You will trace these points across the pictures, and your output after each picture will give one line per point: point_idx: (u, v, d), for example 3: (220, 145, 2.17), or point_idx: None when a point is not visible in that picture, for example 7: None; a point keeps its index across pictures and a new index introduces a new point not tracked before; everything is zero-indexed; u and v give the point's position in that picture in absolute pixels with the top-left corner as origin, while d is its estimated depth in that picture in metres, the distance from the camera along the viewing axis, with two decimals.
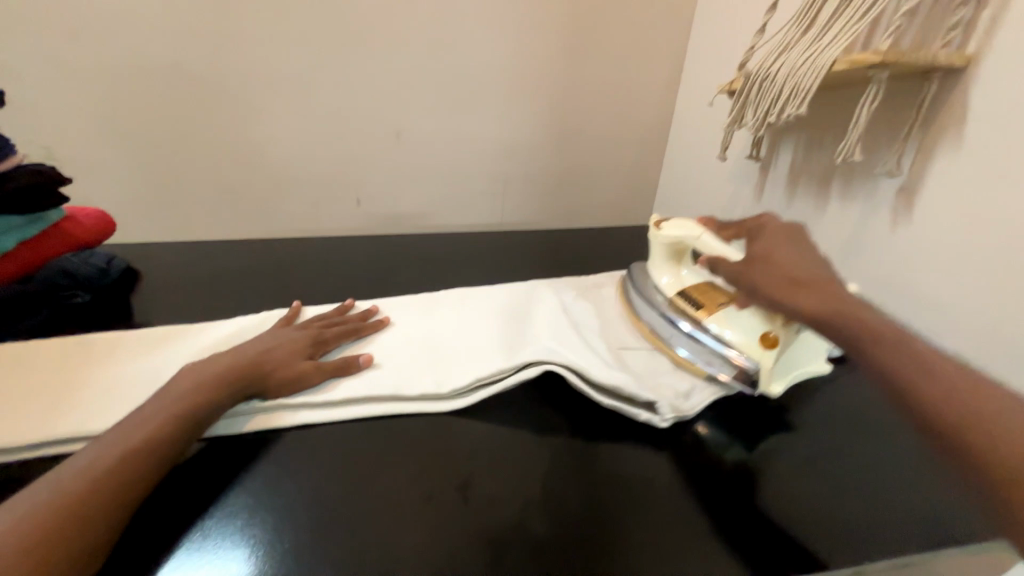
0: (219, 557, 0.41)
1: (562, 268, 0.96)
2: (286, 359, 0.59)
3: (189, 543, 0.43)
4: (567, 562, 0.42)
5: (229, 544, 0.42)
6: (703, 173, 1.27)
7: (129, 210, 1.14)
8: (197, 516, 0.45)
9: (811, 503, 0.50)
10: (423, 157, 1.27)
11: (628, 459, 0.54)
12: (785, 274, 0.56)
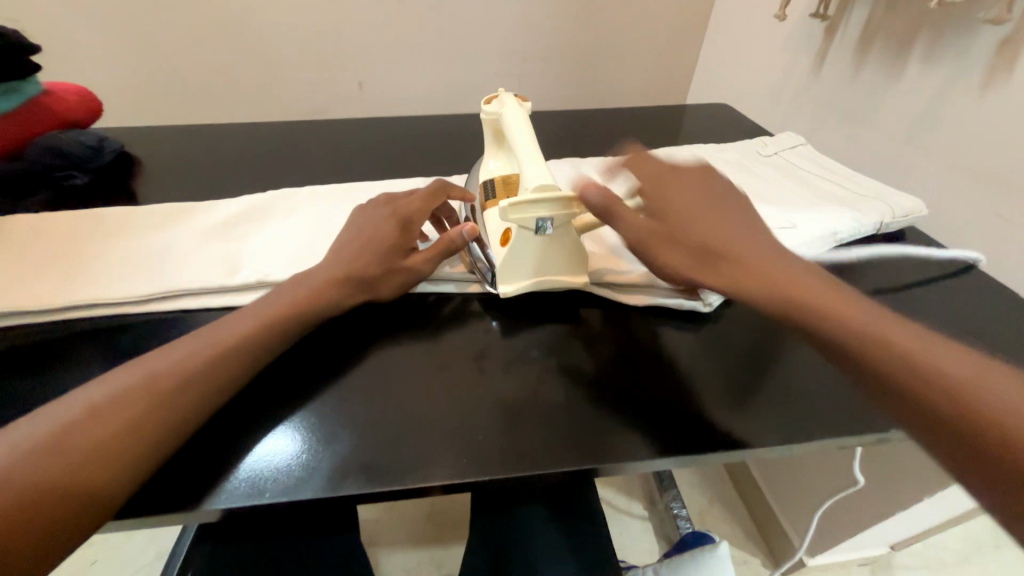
0: (251, 425, 0.41)
1: (592, 145, 0.89)
2: (381, 253, 0.51)
3: (246, 412, 0.42)
4: (585, 431, 0.42)
5: (275, 416, 0.42)
6: (756, 42, 1.12)
7: (124, 90, 1.08)
8: (250, 388, 0.44)
9: (829, 378, 0.49)
10: (429, 28, 1.15)
11: (647, 334, 0.52)
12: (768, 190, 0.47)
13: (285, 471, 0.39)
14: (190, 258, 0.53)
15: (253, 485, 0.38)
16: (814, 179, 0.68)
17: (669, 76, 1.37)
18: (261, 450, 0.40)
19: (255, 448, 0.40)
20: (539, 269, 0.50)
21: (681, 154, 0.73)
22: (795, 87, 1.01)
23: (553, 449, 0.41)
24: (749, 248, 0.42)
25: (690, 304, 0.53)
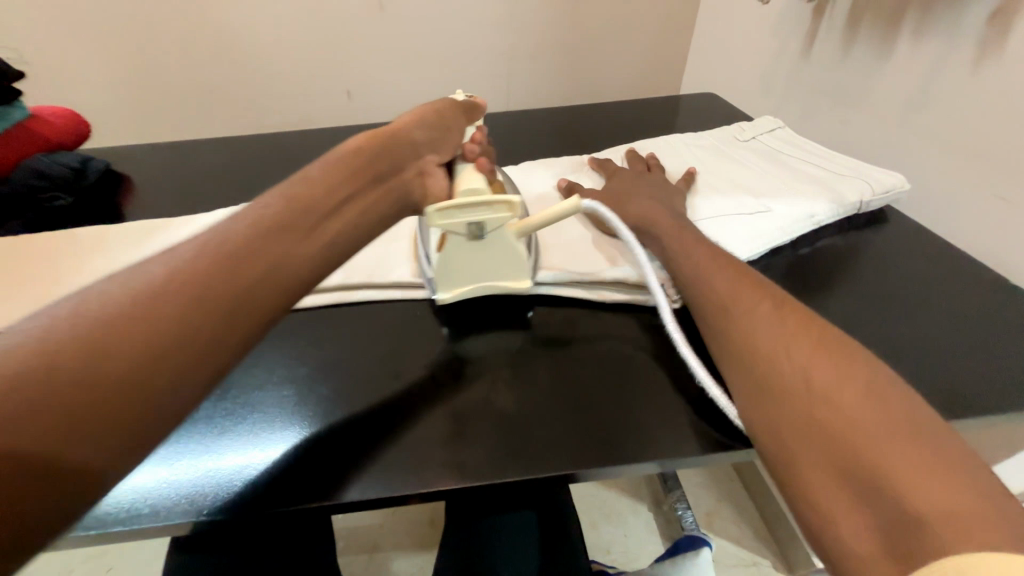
0: (208, 436, 0.41)
1: (574, 143, 0.88)
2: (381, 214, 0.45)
3: (191, 428, 0.42)
4: (541, 437, 0.41)
5: (215, 432, 0.42)
6: (745, 29, 1.09)
7: (116, 112, 1.11)
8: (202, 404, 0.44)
9: None
10: (412, 33, 1.16)
11: (614, 336, 0.50)
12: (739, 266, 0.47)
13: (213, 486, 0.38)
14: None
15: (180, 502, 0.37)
16: (796, 162, 0.65)
17: (660, 69, 1.35)
18: (167, 476, 0.39)
19: (171, 473, 0.39)
20: (479, 274, 0.50)
21: (657, 146, 0.71)
22: (785, 73, 0.98)
23: (493, 460, 0.40)
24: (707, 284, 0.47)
25: (658, 300, 0.53)
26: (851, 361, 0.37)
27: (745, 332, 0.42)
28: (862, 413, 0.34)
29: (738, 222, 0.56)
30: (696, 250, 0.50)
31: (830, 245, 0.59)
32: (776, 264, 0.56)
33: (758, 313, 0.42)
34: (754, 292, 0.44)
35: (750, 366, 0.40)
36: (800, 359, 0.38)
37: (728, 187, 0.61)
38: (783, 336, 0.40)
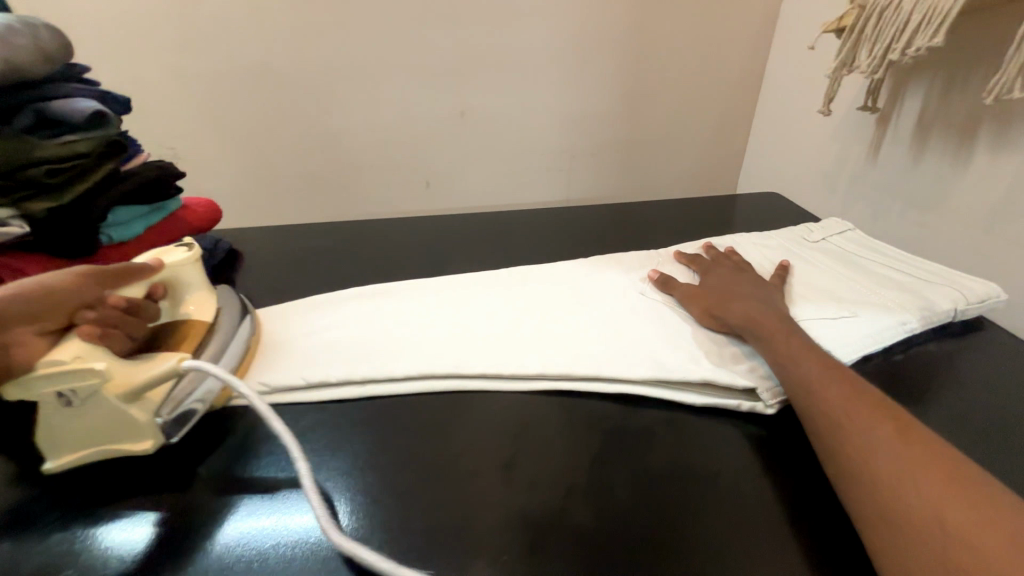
0: (276, 522, 0.41)
1: (636, 236, 0.91)
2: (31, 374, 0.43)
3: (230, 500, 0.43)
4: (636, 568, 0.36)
5: (253, 506, 0.42)
6: (805, 133, 1.13)
7: (234, 198, 1.30)
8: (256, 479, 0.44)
9: None
10: (489, 136, 1.31)
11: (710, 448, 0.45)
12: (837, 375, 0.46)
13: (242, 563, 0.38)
14: (261, 362, 0.56)
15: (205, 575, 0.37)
16: (875, 266, 0.63)
17: (716, 165, 1.41)
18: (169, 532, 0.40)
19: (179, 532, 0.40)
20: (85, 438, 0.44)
21: (723, 246, 0.72)
22: (850, 174, 0.99)
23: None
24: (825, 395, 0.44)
25: (750, 405, 0.48)
26: (905, 428, 0.40)
27: (802, 398, 0.45)
28: (904, 469, 0.37)
29: (824, 328, 0.53)
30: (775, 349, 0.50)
31: (932, 351, 0.55)
32: (870, 370, 0.52)
33: (819, 380, 0.45)
34: (817, 366, 0.47)
35: (812, 428, 0.43)
36: (856, 421, 0.41)
37: (804, 290, 0.59)
38: (837, 401, 0.43)
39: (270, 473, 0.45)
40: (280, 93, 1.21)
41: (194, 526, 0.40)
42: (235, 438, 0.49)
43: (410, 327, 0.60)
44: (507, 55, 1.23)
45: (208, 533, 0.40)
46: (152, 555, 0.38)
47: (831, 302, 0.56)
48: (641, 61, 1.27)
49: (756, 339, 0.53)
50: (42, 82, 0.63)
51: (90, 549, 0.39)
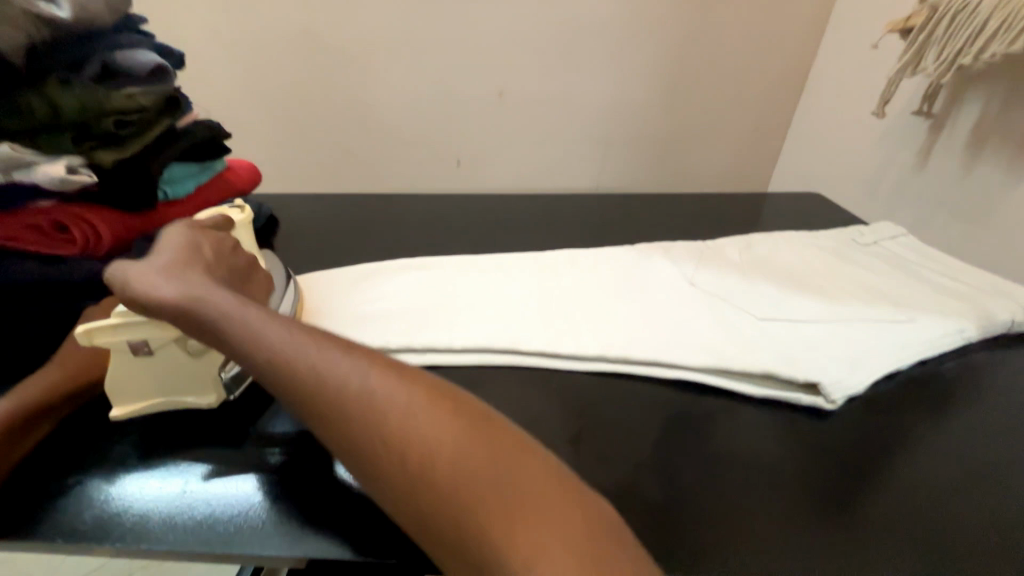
0: (303, 484, 0.42)
1: (677, 227, 0.90)
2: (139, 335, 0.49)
3: (263, 458, 0.44)
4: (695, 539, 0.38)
5: (285, 465, 0.43)
6: (849, 135, 1.12)
7: (265, 163, 1.30)
8: (294, 440, 0.45)
9: (981, 506, 0.41)
10: (526, 116, 1.29)
11: (758, 436, 0.46)
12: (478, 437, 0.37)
13: (271, 521, 0.39)
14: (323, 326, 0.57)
15: (234, 529, 0.39)
16: (927, 273, 0.63)
17: (751, 162, 1.39)
18: (193, 486, 0.42)
19: (205, 488, 0.41)
20: (151, 386, 0.45)
21: (773, 243, 0.72)
22: (894, 181, 0.98)
23: None
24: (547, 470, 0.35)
25: (813, 398, 0.49)
26: (566, 505, 0.33)
27: (475, 468, 0.34)
28: (562, 572, 0.30)
29: (880, 330, 0.54)
30: (407, 396, 0.37)
31: (981, 360, 0.56)
32: (920, 375, 0.53)
33: (463, 452, 0.35)
34: (443, 427, 0.36)
35: (449, 510, 0.33)
36: (496, 500, 0.33)
37: (859, 292, 0.60)
38: (486, 468, 0.34)
39: None
40: (320, 59, 1.19)
41: (265, 478, 0.42)
42: None
43: (465, 301, 0.61)
44: (552, 34, 1.21)
45: (240, 488, 0.41)
46: (177, 507, 0.40)
47: (887, 305, 0.57)
48: (687, 50, 1.24)
49: (813, 335, 0.53)
50: (109, 31, 0.62)
51: (173, 492, 0.41)
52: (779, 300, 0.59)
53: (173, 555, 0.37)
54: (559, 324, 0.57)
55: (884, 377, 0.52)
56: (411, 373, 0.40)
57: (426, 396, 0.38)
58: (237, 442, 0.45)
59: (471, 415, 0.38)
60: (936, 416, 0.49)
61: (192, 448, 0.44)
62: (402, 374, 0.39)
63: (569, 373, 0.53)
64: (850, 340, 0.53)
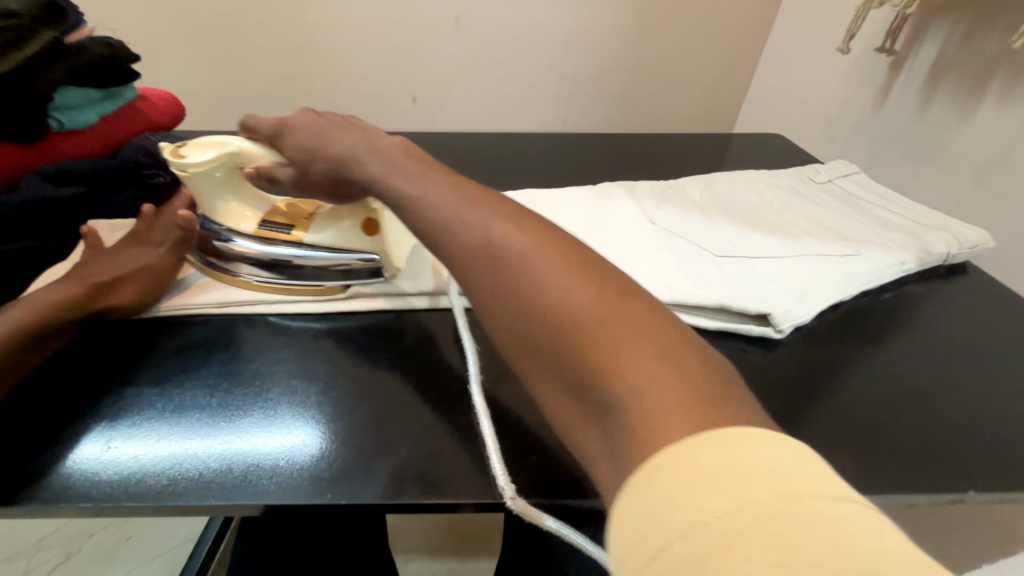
0: (258, 432, 0.39)
1: (642, 167, 0.88)
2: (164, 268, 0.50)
3: (212, 411, 0.40)
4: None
5: (237, 416, 0.40)
6: (814, 73, 1.10)
7: (193, 96, 1.15)
8: (246, 390, 0.42)
9: (909, 420, 0.44)
10: (486, 48, 1.19)
11: None
12: (606, 291, 0.29)
13: (225, 470, 0.36)
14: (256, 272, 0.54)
15: (182, 482, 0.35)
16: (875, 208, 0.65)
17: (717, 103, 1.36)
18: (132, 443, 0.38)
19: (146, 444, 0.38)
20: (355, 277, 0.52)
21: (735, 181, 0.71)
22: (853, 121, 0.99)
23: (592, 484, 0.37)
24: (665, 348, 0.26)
25: (762, 329, 0.50)
26: (672, 345, 0.26)
27: (572, 300, 0.29)
28: (674, 403, 0.23)
29: (830, 262, 0.55)
30: (520, 236, 0.33)
31: (917, 288, 0.59)
32: (861, 305, 0.56)
33: (567, 286, 0.29)
34: (558, 270, 0.30)
35: (550, 342, 0.29)
36: (599, 330, 0.27)
37: (812, 228, 0.61)
38: (587, 296, 0.29)
39: (269, 378, 0.43)
40: None
41: (189, 428, 0.39)
42: (229, 346, 0.46)
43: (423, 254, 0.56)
44: None
45: (187, 441, 0.38)
46: (114, 467, 0.36)
47: (838, 239, 0.58)
48: None
49: (768, 270, 0.54)
50: None
51: (85, 447, 0.38)
52: (736, 237, 0.59)
53: (87, 510, 0.34)
54: None
55: (828, 308, 0.55)
56: (519, 218, 0.34)
57: (534, 234, 0.33)
58: (158, 396, 0.41)
59: (580, 252, 0.31)
60: (875, 341, 0.52)
61: (109, 403, 0.41)
62: (515, 215, 0.34)
63: None
64: (801, 274, 0.54)
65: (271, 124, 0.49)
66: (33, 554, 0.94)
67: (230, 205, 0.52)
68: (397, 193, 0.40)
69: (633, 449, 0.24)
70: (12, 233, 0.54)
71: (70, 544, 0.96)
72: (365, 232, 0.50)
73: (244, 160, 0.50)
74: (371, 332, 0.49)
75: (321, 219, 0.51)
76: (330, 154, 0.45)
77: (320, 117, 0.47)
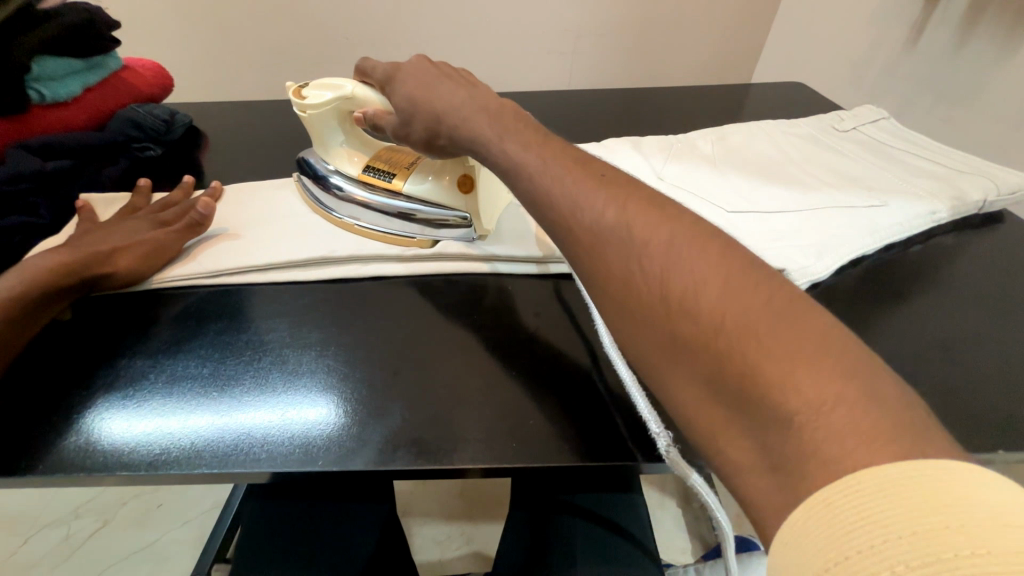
0: (252, 401, 0.38)
1: (652, 121, 0.83)
2: (160, 241, 0.49)
3: (204, 381, 0.40)
4: (644, 430, 0.37)
5: (230, 386, 0.39)
6: (840, 13, 1.01)
7: (186, 68, 1.11)
8: (238, 360, 0.42)
9: (937, 378, 0.41)
10: (484, 0, 1.12)
11: None
12: (752, 284, 0.26)
13: (219, 438, 0.36)
14: (245, 238, 0.53)
15: (177, 451, 0.35)
16: (905, 154, 0.60)
17: (734, 54, 1.27)
18: (128, 413, 0.38)
19: (142, 415, 0.37)
20: (438, 233, 0.53)
21: (750, 131, 0.67)
22: (882, 64, 0.92)
23: (590, 446, 0.36)
24: (830, 348, 0.23)
25: None
26: (804, 315, 0.24)
27: (680, 274, 0.27)
28: (822, 379, 0.22)
29: (853, 214, 0.51)
30: (617, 206, 0.31)
31: (946, 240, 0.55)
32: (886, 259, 0.52)
33: (673, 260, 0.28)
34: (682, 257, 0.27)
35: (659, 319, 0.27)
36: (714, 304, 0.25)
37: (834, 178, 0.56)
38: (694, 268, 0.27)
39: (262, 347, 0.43)
40: None
41: (182, 398, 0.38)
42: (222, 316, 0.46)
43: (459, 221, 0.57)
44: None
45: (181, 411, 0.38)
46: (110, 437, 0.36)
47: (863, 189, 0.54)
48: None
49: (786, 225, 0.50)
50: None
51: (81, 418, 0.38)
52: (749, 191, 0.55)
53: (83, 479, 0.34)
54: (512, 234, 0.54)
55: (849, 263, 0.51)
56: (631, 197, 0.31)
57: (629, 207, 0.31)
58: (152, 367, 0.41)
59: (702, 236, 0.28)
60: (900, 296, 0.49)
61: (103, 375, 0.41)
62: (603, 183, 0.33)
63: (522, 278, 0.51)
64: (820, 226, 0.50)
65: (387, 70, 0.49)
66: (73, 521, 0.99)
67: (344, 148, 0.56)
68: (508, 160, 0.37)
69: (803, 461, 0.21)
70: (5, 210, 0.53)
71: (106, 511, 1.01)
72: (461, 189, 0.52)
73: (357, 104, 0.52)
74: (367, 298, 0.48)
75: (420, 170, 0.53)
76: (439, 111, 0.43)
77: (434, 68, 0.46)
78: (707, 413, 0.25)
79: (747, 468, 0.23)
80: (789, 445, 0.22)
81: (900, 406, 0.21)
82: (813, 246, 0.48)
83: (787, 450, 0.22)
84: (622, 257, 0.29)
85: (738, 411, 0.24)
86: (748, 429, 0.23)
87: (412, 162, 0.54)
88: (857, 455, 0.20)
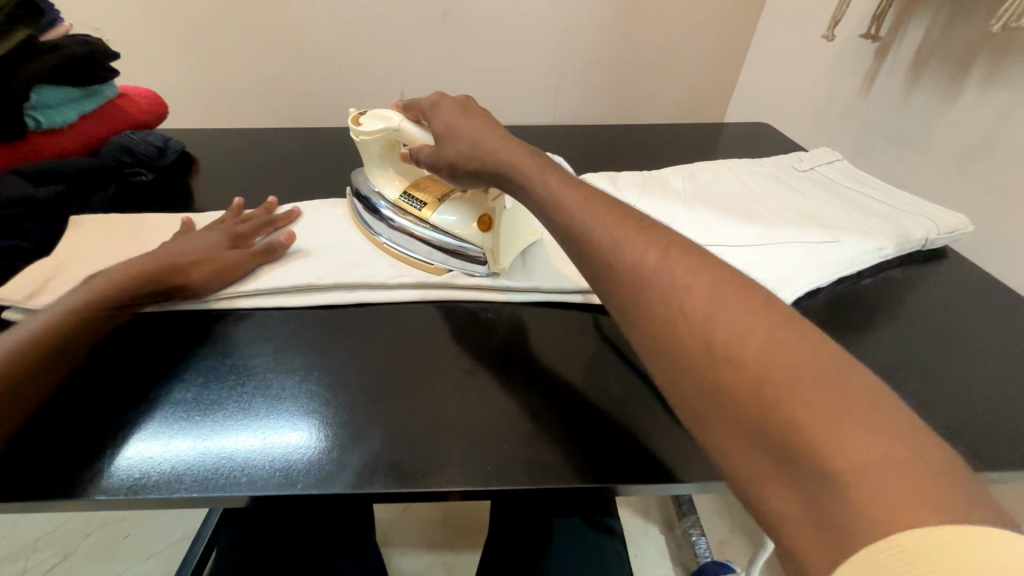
0: (232, 425, 0.39)
1: (629, 157, 0.88)
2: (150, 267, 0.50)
3: (184, 405, 0.41)
4: (628, 452, 0.39)
5: (211, 409, 0.40)
6: (801, 62, 1.10)
7: (180, 95, 1.14)
8: (219, 384, 0.42)
9: None
10: (472, 41, 1.18)
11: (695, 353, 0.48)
12: (794, 338, 0.28)
13: (198, 461, 0.37)
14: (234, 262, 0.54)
15: (154, 474, 0.36)
16: (857, 194, 0.65)
17: (708, 94, 1.36)
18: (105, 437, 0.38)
19: (121, 439, 0.38)
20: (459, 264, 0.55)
21: (718, 169, 0.71)
22: (840, 109, 0.99)
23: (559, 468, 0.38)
24: (869, 406, 0.24)
25: None
26: (844, 367, 0.26)
27: (722, 323, 0.29)
28: (870, 437, 0.23)
29: (809, 249, 0.55)
30: (659, 249, 0.34)
31: (896, 275, 0.59)
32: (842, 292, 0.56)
33: (710, 306, 0.30)
34: (723, 308, 0.30)
35: (690, 356, 0.30)
36: (758, 356, 0.27)
37: (793, 215, 0.61)
38: (739, 317, 0.29)
39: (244, 372, 0.44)
40: None
41: (160, 422, 0.39)
42: (206, 340, 0.47)
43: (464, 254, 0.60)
44: None
45: (160, 434, 0.38)
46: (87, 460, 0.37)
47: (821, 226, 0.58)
48: None
49: (748, 258, 0.54)
50: None
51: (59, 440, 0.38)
52: (717, 225, 0.59)
53: (58, 502, 0.35)
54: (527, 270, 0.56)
55: (807, 294, 0.55)
56: None
57: (671, 250, 0.34)
58: (132, 391, 0.42)
59: (744, 290, 0.31)
60: (857, 326, 0.52)
61: (82, 397, 0.41)
62: (625, 226, 0.36)
63: (523, 308, 0.53)
64: (780, 260, 0.54)
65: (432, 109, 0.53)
66: (32, 553, 0.95)
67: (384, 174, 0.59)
68: None
69: (848, 510, 0.22)
70: None
71: (69, 542, 0.97)
72: (481, 227, 0.53)
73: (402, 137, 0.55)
74: (353, 324, 0.50)
75: (450, 204, 0.55)
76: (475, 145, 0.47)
77: (475, 113, 0.50)
78: (749, 454, 0.27)
79: (773, 492, 0.26)
80: (837, 496, 0.23)
81: (927, 459, 0.23)
82: (773, 279, 0.52)
83: (833, 497, 0.23)
84: (666, 299, 0.32)
85: (785, 458, 0.25)
86: (793, 477, 0.25)
87: (444, 194, 0.57)
88: (904, 510, 0.21)
